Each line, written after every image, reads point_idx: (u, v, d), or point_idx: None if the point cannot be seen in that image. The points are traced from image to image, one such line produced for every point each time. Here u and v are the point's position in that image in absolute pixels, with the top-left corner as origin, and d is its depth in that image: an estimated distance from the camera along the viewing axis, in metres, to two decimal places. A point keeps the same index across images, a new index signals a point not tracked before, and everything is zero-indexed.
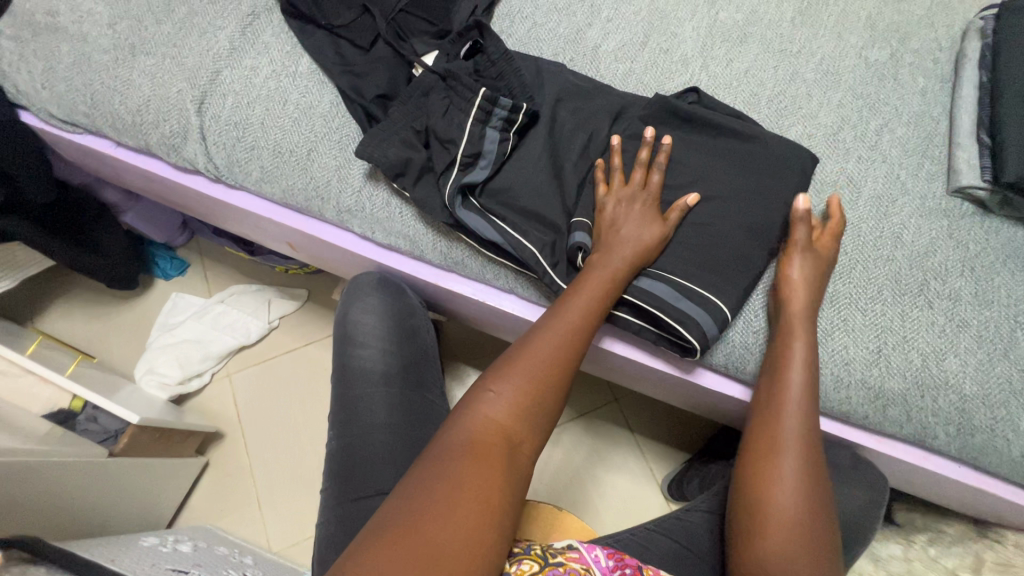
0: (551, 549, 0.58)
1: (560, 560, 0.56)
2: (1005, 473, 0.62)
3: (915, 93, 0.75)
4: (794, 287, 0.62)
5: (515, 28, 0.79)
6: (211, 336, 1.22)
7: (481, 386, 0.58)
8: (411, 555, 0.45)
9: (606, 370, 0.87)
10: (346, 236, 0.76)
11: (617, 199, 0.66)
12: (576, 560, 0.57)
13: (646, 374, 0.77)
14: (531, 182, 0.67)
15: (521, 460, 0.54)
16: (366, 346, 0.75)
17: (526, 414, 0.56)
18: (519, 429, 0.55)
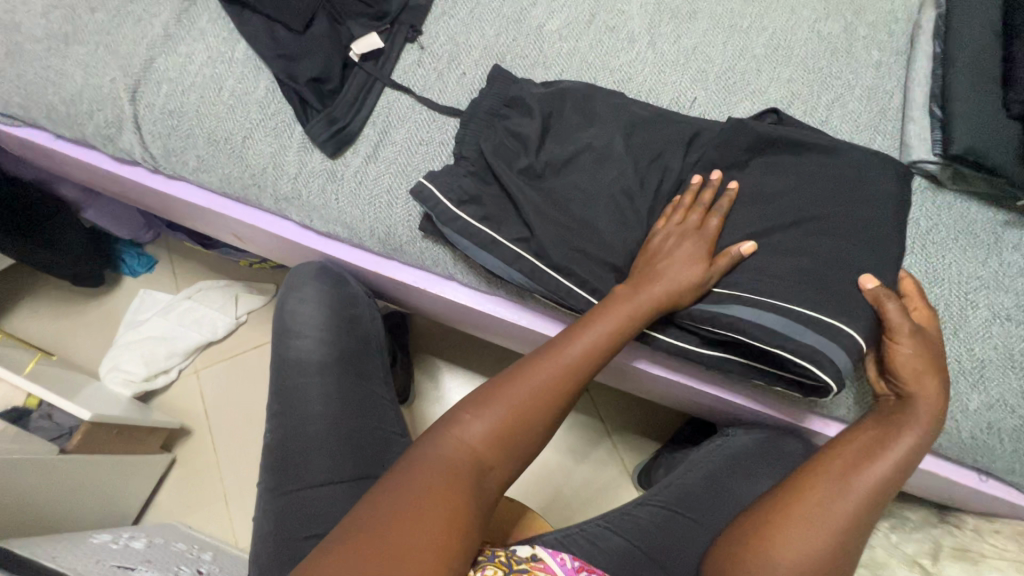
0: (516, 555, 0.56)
1: (524, 567, 0.55)
2: (954, 455, 0.60)
3: (868, 67, 0.73)
4: (903, 340, 0.55)
5: (458, 9, 0.77)
6: (176, 332, 1.21)
7: (465, 404, 0.56)
8: (376, 550, 0.45)
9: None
10: (284, 225, 0.75)
11: (670, 231, 0.60)
12: (541, 570, 0.55)
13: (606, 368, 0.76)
14: (467, 164, 0.65)
15: (490, 483, 0.53)
16: (305, 335, 0.73)
17: (511, 443, 0.54)
18: (496, 455, 0.53)
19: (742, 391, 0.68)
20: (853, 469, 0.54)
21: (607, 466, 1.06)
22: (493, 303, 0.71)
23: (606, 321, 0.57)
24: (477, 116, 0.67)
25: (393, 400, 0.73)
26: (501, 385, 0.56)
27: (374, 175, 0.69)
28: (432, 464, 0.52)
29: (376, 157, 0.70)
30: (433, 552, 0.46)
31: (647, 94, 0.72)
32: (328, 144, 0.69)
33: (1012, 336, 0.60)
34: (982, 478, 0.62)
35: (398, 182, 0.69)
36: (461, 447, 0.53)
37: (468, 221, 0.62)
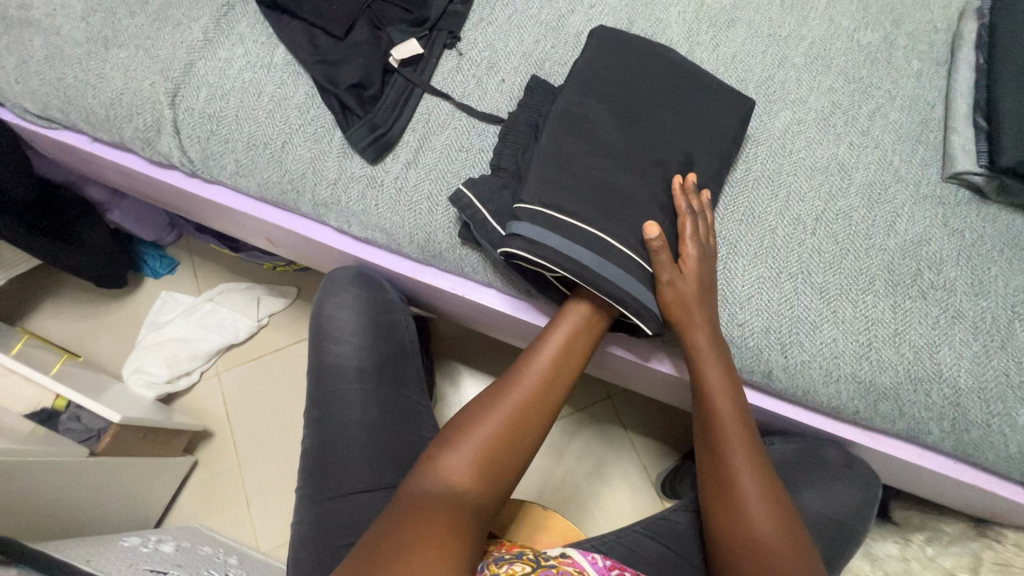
0: (543, 553, 0.56)
1: (552, 562, 0.54)
2: (1002, 470, 0.60)
3: (909, 77, 0.72)
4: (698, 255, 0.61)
5: (495, 16, 0.77)
6: (199, 335, 1.21)
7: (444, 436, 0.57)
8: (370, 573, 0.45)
9: (605, 370, 0.84)
10: (321, 230, 0.75)
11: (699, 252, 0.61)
12: (569, 565, 0.54)
13: (648, 376, 0.75)
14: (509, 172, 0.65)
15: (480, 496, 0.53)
16: (342, 341, 0.73)
17: (499, 459, 0.54)
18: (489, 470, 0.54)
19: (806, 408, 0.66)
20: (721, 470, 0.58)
21: (631, 474, 1.05)
22: (531, 310, 0.70)
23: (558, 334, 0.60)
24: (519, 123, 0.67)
25: (429, 407, 0.73)
26: (472, 417, 0.56)
27: (415, 181, 0.69)
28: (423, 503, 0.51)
29: (416, 163, 0.70)
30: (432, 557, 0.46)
31: None
32: (369, 150, 0.69)
33: None
34: None
35: (439, 188, 0.69)
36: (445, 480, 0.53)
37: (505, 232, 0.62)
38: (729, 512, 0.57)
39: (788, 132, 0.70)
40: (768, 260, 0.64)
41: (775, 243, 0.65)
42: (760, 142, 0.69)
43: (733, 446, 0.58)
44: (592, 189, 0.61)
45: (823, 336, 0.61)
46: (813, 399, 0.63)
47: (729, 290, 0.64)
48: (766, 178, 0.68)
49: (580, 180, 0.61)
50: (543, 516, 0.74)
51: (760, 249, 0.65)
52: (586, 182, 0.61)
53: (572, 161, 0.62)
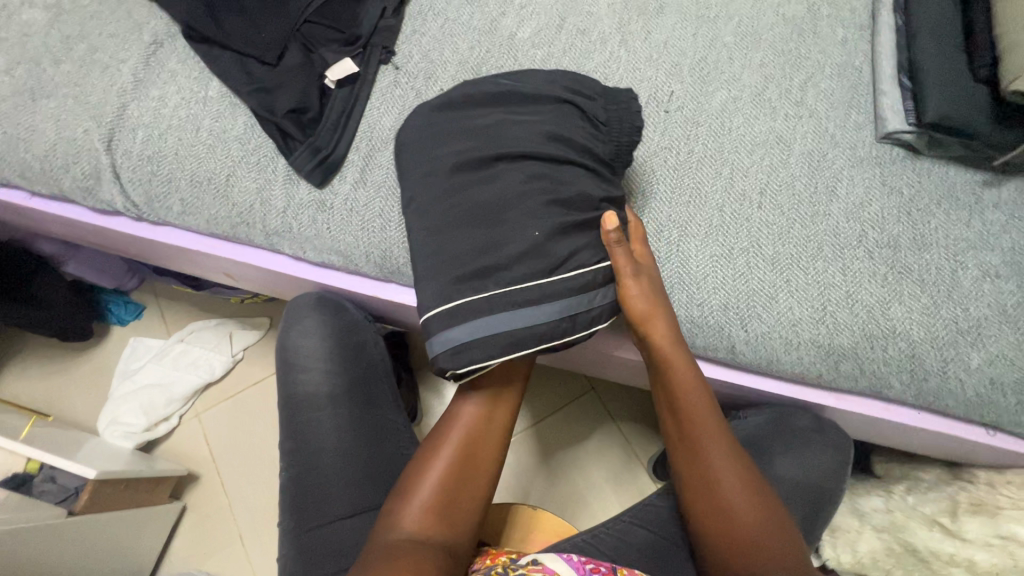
0: (515, 565, 0.55)
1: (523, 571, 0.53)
2: (962, 413, 0.62)
3: (836, 45, 0.74)
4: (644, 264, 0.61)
5: (428, 26, 0.77)
6: (173, 378, 1.19)
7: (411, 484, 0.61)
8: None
9: (597, 366, 0.83)
10: (278, 259, 0.74)
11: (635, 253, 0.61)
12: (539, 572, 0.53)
13: (629, 367, 0.77)
14: (424, 206, 0.61)
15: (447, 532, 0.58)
16: (308, 369, 0.71)
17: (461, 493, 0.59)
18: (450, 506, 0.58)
19: (773, 380, 0.67)
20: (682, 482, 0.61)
21: (623, 463, 1.06)
22: None
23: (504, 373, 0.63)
24: (422, 132, 0.64)
25: (406, 423, 0.72)
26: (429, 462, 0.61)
27: (365, 200, 0.69)
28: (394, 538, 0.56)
29: (364, 181, 0.69)
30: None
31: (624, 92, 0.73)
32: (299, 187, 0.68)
33: (1004, 292, 0.61)
34: (988, 432, 0.64)
35: (390, 204, 0.69)
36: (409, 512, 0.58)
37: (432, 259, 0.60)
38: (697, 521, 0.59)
39: (725, 110, 0.71)
40: (719, 238, 0.65)
41: (724, 220, 0.66)
42: (699, 123, 0.71)
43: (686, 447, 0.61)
44: (517, 196, 0.59)
45: (768, 311, 0.63)
46: (776, 368, 0.64)
47: (676, 275, 0.65)
48: (709, 157, 0.69)
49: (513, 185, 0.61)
50: (544, 521, 0.73)
51: (709, 230, 0.66)
52: (510, 189, 0.59)
53: (491, 169, 0.60)
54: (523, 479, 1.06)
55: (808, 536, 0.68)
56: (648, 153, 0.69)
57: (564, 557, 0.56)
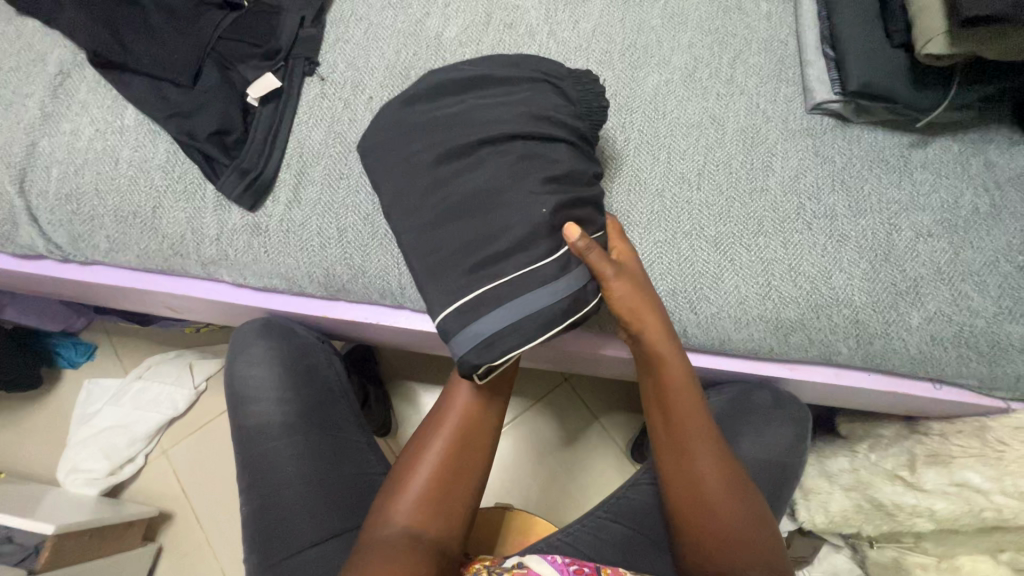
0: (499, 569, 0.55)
1: None
2: (908, 371, 0.64)
3: (761, 19, 0.75)
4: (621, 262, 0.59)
5: (351, 32, 0.75)
6: (134, 417, 1.15)
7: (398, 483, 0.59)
8: None
9: (562, 363, 0.83)
10: (218, 288, 0.71)
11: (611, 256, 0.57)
12: None
13: (595, 359, 0.76)
14: (409, 209, 0.58)
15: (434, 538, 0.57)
16: (259, 399, 0.69)
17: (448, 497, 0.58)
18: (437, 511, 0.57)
19: (728, 359, 0.68)
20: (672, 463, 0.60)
21: (602, 452, 1.07)
22: None
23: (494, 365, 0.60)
24: (388, 129, 0.60)
25: (370, 441, 0.71)
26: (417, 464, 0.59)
27: (301, 219, 0.67)
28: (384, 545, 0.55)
29: (298, 200, 0.67)
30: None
31: None
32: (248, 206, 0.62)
33: (937, 251, 0.63)
34: (935, 386, 0.66)
35: (327, 221, 0.66)
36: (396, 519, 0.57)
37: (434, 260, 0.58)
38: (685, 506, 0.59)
39: (658, 95, 0.71)
40: (662, 224, 0.65)
41: (666, 206, 0.66)
42: (634, 110, 0.70)
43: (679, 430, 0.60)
44: (510, 179, 0.56)
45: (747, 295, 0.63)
46: (729, 348, 0.65)
47: None
48: (646, 144, 0.69)
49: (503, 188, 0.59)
50: (532, 523, 0.74)
51: (651, 217, 0.66)
52: (499, 174, 0.56)
53: (475, 155, 0.57)
54: (504, 478, 1.06)
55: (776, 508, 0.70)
56: None
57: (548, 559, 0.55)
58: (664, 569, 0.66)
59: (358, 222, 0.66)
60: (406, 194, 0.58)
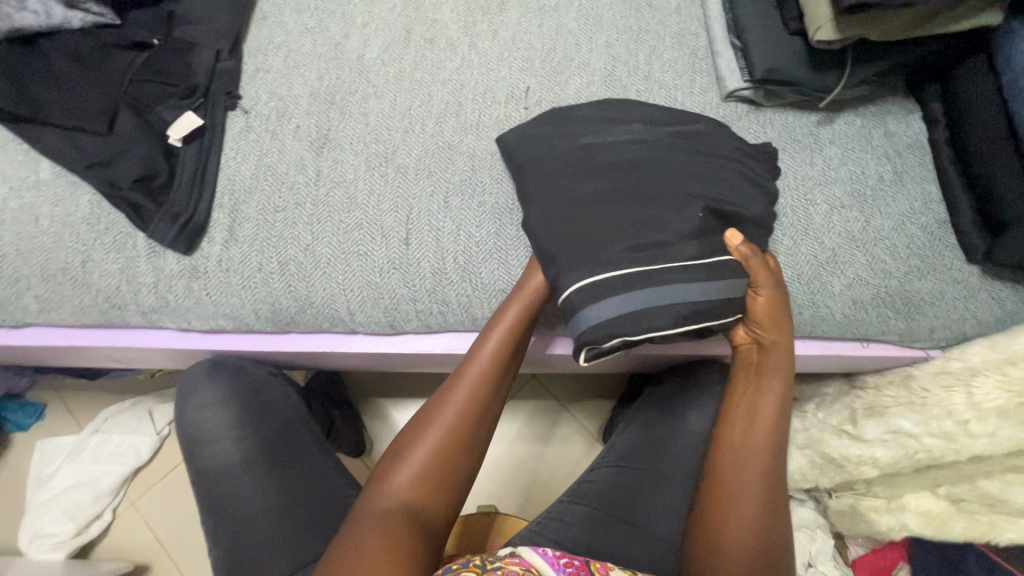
0: (491, 558, 0.53)
1: (497, 564, 0.51)
2: (837, 333, 0.68)
3: (672, 14, 0.78)
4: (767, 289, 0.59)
5: (271, 61, 0.74)
6: (95, 473, 1.11)
7: (397, 446, 0.60)
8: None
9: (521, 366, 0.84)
10: (163, 335, 0.70)
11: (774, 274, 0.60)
12: (515, 564, 0.51)
13: (553, 359, 0.78)
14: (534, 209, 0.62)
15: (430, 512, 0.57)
16: (216, 441, 0.68)
17: (447, 464, 0.59)
18: (434, 480, 0.58)
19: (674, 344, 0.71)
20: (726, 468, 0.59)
21: (574, 441, 1.08)
22: (406, 341, 0.70)
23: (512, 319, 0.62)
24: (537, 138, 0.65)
25: (339, 467, 0.71)
26: (422, 424, 0.61)
27: (239, 256, 0.66)
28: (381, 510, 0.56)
29: (235, 238, 0.66)
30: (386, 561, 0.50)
31: (483, 95, 0.73)
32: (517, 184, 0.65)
33: (850, 221, 0.68)
34: (863, 344, 0.71)
35: (266, 256, 0.66)
36: (400, 474, 0.58)
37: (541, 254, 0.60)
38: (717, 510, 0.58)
39: (581, 97, 0.73)
40: None
41: None
42: None
43: (746, 439, 0.59)
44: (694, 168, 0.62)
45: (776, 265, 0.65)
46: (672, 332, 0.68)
47: None
48: None
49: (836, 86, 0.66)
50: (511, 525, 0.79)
51: None
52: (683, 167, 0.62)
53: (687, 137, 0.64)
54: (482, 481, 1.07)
55: None
56: None
57: (538, 552, 0.53)
58: (631, 548, 0.65)
59: (298, 254, 0.66)
60: (548, 186, 0.62)
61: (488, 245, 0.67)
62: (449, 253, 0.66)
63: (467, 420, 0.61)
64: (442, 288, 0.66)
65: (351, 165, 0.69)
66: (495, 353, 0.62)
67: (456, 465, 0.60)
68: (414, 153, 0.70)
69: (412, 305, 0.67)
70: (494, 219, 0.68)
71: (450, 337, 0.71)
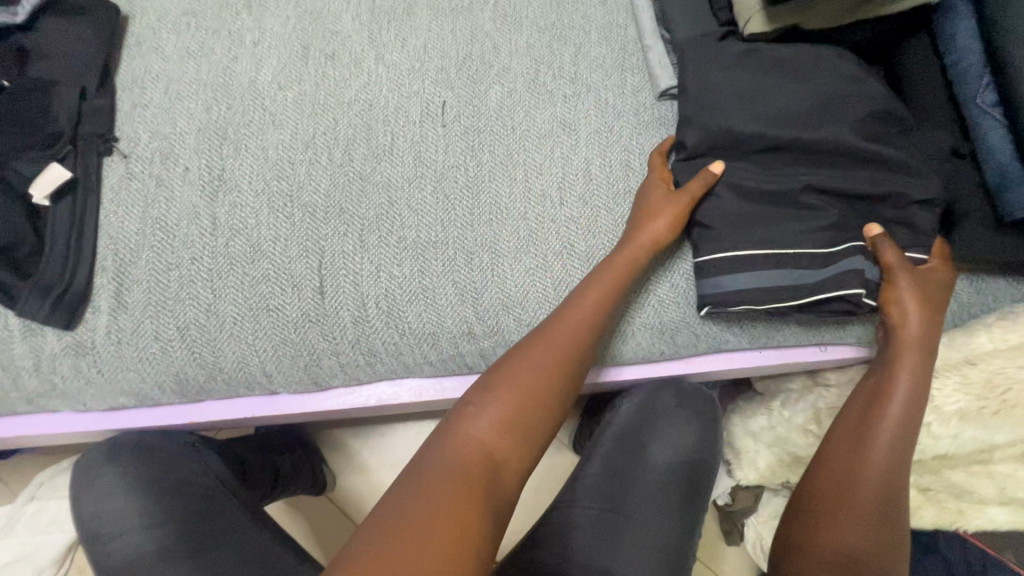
0: None
1: None
2: (792, 341, 0.65)
3: (597, 6, 0.71)
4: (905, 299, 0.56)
5: (150, 95, 0.66)
6: (33, 546, 0.95)
7: (473, 393, 0.54)
8: (415, 536, 0.42)
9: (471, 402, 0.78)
10: (61, 418, 0.63)
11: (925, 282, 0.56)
12: None
13: None
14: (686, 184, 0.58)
15: (508, 475, 0.51)
16: (123, 532, 0.62)
17: (529, 416, 0.53)
18: (510, 440, 0.52)
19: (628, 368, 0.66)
20: (839, 485, 0.56)
21: None
22: (336, 395, 0.65)
23: (631, 254, 0.58)
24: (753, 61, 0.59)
25: (273, 538, 0.65)
26: (509, 367, 0.55)
27: (131, 326, 0.58)
28: (448, 455, 0.50)
29: (123, 306, 0.59)
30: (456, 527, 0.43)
31: (395, 114, 0.66)
32: (697, 181, 0.58)
33: None
34: (821, 347, 0.67)
35: (163, 322, 0.59)
36: (477, 421, 0.52)
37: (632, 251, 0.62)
38: (834, 526, 0.55)
39: (504, 107, 0.67)
40: (530, 249, 0.62)
41: (533, 228, 0.62)
42: (481, 129, 0.66)
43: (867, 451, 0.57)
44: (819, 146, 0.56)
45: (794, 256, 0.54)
46: (620, 360, 0.63)
47: (496, 301, 0.61)
48: (499, 166, 0.64)
49: (857, 70, 0.59)
50: None
51: (520, 244, 0.62)
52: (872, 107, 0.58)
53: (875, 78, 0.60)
54: None
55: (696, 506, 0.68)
56: (437, 176, 0.64)
57: None
58: None
59: (199, 316, 0.59)
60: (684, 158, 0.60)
61: (412, 285, 0.60)
62: (370, 299, 0.60)
63: (569, 364, 0.55)
64: (366, 338, 0.60)
65: (251, 208, 0.62)
66: (619, 283, 0.57)
67: (524, 427, 0.53)
68: (321, 188, 0.63)
69: (335, 360, 0.61)
70: (416, 255, 0.61)
71: (383, 385, 0.65)
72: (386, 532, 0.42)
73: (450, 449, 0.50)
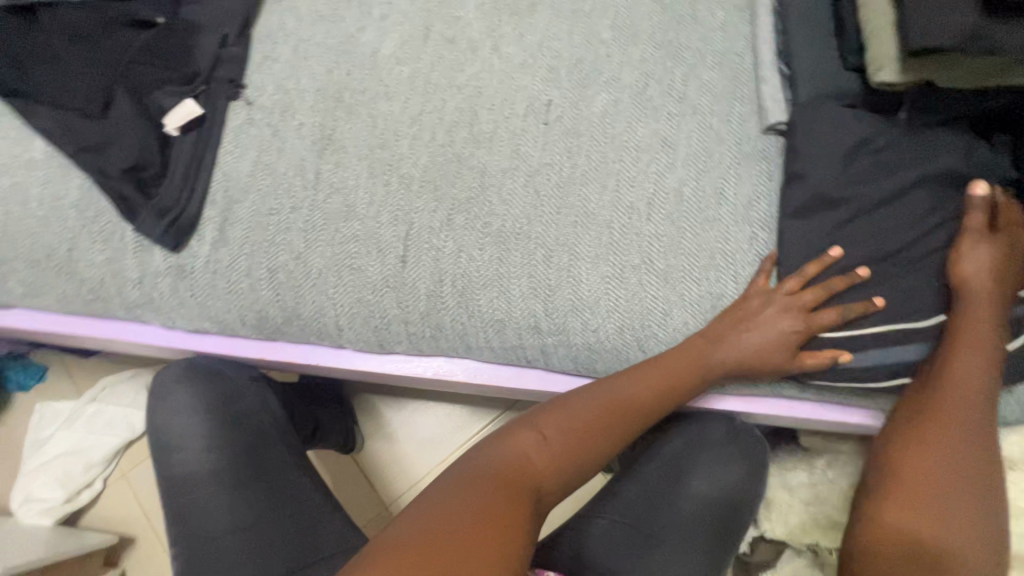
0: None
1: None
2: (859, 401, 0.62)
3: (717, 30, 0.71)
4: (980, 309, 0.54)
5: (280, 50, 0.70)
6: (90, 442, 1.03)
7: (531, 421, 0.57)
8: (455, 536, 0.45)
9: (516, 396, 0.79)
10: (149, 331, 0.68)
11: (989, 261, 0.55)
12: None
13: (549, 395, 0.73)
14: None
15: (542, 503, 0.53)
16: (185, 448, 0.67)
17: (576, 457, 0.56)
18: (553, 480, 0.55)
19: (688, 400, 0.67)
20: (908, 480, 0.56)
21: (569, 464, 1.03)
22: (396, 360, 0.68)
23: (722, 331, 0.59)
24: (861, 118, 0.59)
25: (314, 481, 0.68)
26: (572, 407, 0.58)
27: (227, 259, 0.63)
28: (495, 464, 0.53)
29: (224, 240, 0.63)
30: (493, 532, 0.46)
31: (501, 105, 0.68)
32: (831, 311, 0.57)
33: None
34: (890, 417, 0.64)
35: (256, 261, 0.63)
36: (528, 441, 0.56)
37: (715, 284, 0.61)
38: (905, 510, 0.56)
39: (607, 116, 0.67)
40: (609, 257, 0.62)
41: (614, 237, 0.63)
42: (581, 133, 0.67)
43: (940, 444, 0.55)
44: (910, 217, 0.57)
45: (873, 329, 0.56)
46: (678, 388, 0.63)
47: (568, 304, 0.61)
48: (592, 171, 0.65)
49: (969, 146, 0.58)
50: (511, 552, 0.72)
51: (599, 252, 0.62)
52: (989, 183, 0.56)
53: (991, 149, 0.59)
54: None
55: (726, 552, 0.67)
56: (530, 171, 0.65)
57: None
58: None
59: (289, 262, 0.63)
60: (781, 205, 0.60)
61: (489, 271, 0.62)
62: (447, 277, 0.62)
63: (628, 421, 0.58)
64: (436, 313, 0.62)
65: (353, 171, 0.65)
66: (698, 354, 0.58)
67: (569, 465, 0.56)
68: (420, 163, 0.65)
69: (403, 327, 0.63)
70: (498, 244, 0.63)
71: (442, 359, 0.67)
72: (435, 519, 0.46)
73: (497, 460, 0.54)
